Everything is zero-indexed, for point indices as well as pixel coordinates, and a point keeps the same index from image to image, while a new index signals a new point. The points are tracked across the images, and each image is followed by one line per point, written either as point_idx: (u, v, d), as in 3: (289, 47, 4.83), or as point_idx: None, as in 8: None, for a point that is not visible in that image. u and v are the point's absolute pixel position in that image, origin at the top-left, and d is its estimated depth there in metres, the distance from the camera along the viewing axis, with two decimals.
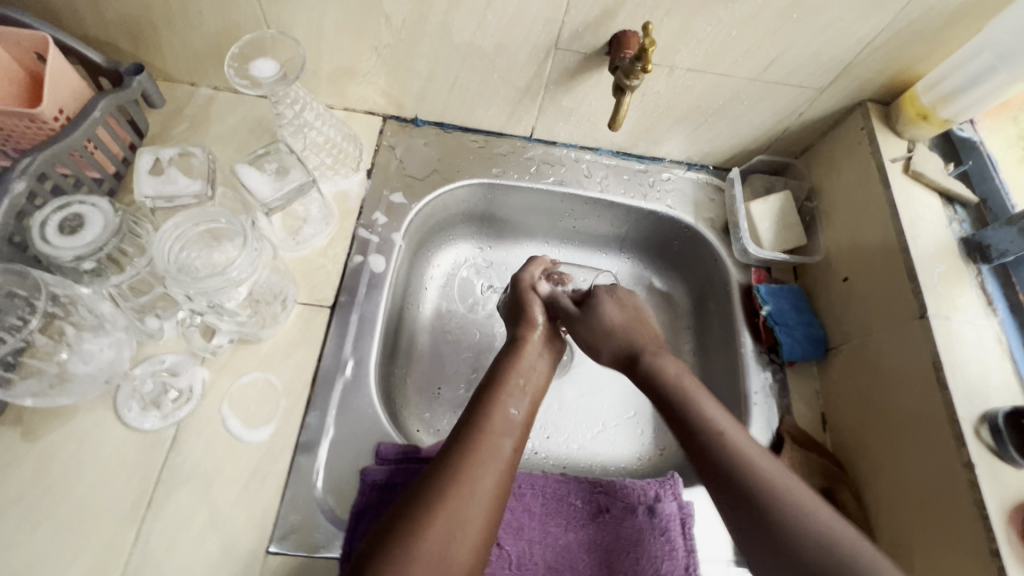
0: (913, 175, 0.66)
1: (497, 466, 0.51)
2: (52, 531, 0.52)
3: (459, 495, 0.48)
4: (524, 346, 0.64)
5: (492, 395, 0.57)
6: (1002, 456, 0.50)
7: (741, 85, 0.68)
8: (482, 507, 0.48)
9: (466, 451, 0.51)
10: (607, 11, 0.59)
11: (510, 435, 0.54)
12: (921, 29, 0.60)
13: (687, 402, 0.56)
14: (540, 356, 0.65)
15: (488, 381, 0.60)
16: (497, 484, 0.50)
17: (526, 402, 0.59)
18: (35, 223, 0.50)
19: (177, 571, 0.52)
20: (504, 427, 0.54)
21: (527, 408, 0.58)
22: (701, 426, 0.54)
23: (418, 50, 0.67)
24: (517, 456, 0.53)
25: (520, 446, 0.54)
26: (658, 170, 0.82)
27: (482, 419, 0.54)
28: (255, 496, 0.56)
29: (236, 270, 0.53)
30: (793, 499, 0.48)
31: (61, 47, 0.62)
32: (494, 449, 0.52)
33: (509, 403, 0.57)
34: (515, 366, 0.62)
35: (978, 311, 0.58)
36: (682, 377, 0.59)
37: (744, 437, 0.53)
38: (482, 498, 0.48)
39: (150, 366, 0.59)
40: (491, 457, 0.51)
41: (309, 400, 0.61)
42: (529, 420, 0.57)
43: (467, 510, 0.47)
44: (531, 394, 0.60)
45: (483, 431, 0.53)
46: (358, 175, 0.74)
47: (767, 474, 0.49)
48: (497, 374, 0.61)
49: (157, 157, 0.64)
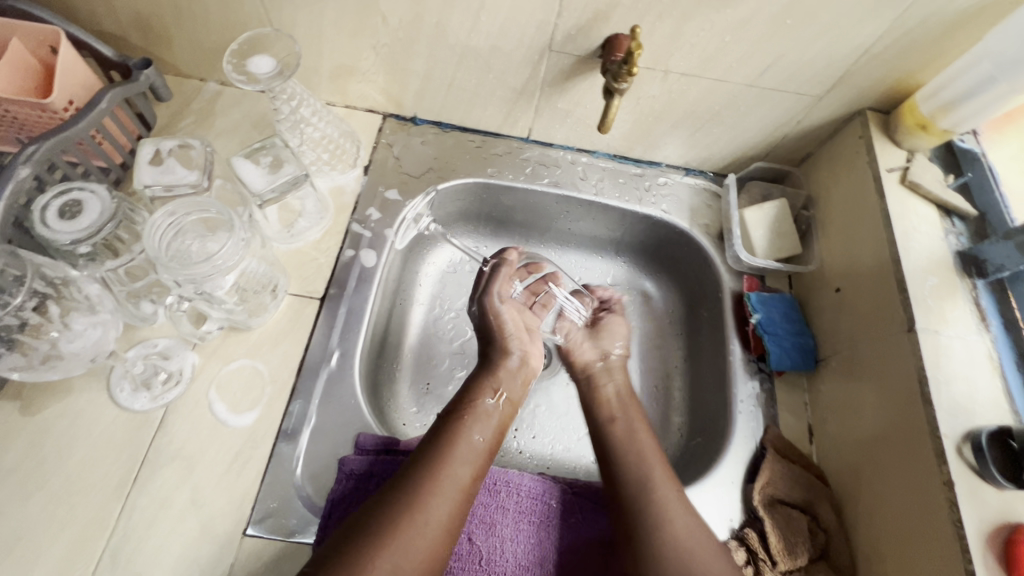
0: (910, 185, 0.65)
1: (454, 495, 0.51)
2: (43, 502, 0.54)
3: (411, 524, 0.48)
4: (495, 372, 0.64)
5: (456, 420, 0.57)
6: (985, 476, 0.49)
7: (737, 90, 0.68)
8: (432, 537, 0.49)
9: (422, 475, 0.51)
10: (599, 14, 0.59)
11: (471, 462, 0.54)
12: (920, 36, 0.58)
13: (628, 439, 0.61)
14: (511, 375, 0.64)
15: (458, 403, 0.60)
16: (452, 510, 0.51)
17: (493, 426, 0.59)
18: (37, 208, 0.53)
19: (156, 547, 0.54)
20: (465, 454, 0.54)
21: (492, 433, 0.58)
22: (631, 464, 0.59)
23: (415, 50, 0.68)
24: (474, 486, 0.53)
25: (478, 473, 0.54)
26: (655, 174, 0.82)
27: (443, 445, 0.55)
28: (236, 478, 0.57)
29: (222, 259, 0.54)
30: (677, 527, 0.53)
31: (76, 41, 0.65)
32: (452, 476, 0.52)
33: (474, 429, 0.57)
34: (483, 387, 0.62)
35: (970, 326, 0.57)
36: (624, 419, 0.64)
37: (667, 480, 0.57)
38: (436, 529, 0.49)
39: (143, 350, 0.61)
40: (448, 485, 0.51)
41: (293, 388, 0.62)
42: (493, 445, 0.58)
43: (418, 539, 0.48)
44: (498, 418, 0.60)
45: (443, 458, 0.53)
46: (355, 171, 0.76)
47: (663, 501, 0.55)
48: (467, 399, 0.60)
49: (158, 148, 0.67)
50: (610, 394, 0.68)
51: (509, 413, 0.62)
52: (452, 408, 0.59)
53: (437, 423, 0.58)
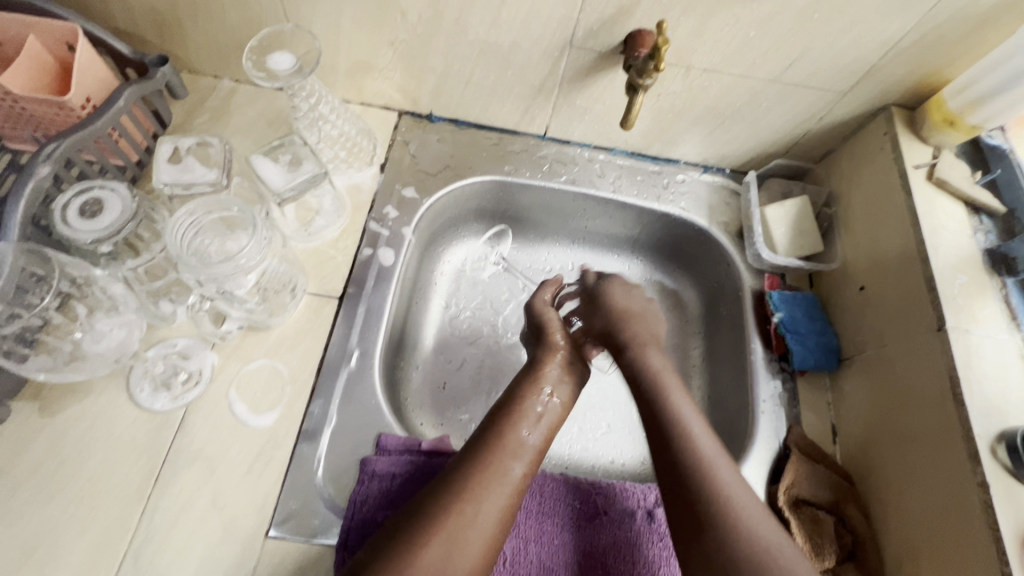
0: (937, 182, 0.64)
1: (504, 493, 0.50)
2: (64, 503, 0.54)
3: (461, 520, 0.47)
4: (541, 374, 0.62)
5: (507, 417, 0.56)
6: (1018, 476, 0.48)
7: (759, 86, 0.67)
8: (484, 534, 0.47)
9: (474, 471, 0.50)
10: (623, 9, 0.59)
11: (522, 460, 0.53)
12: (950, 30, 0.58)
13: (663, 402, 0.56)
14: (559, 374, 0.63)
15: (507, 399, 0.59)
16: (502, 509, 0.49)
17: (543, 426, 0.57)
18: (58, 206, 0.53)
19: (179, 548, 0.53)
20: (516, 450, 0.53)
21: (542, 432, 0.57)
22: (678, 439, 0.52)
23: (433, 46, 0.67)
24: (525, 483, 0.52)
25: (529, 471, 0.53)
26: (673, 172, 0.81)
27: (490, 443, 0.53)
28: (258, 479, 0.57)
29: (244, 258, 0.54)
30: (745, 514, 0.47)
31: (92, 38, 0.65)
32: (502, 472, 0.51)
33: (522, 427, 0.56)
34: (531, 388, 0.61)
35: (1001, 325, 0.56)
36: (663, 378, 0.58)
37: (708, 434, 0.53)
38: (486, 524, 0.48)
39: (163, 349, 0.61)
40: (498, 481, 0.50)
41: (313, 388, 0.62)
42: (542, 445, 0.56)
43: (469, 535, 0.47)
44: (548, 419, 0.58)
45: (491, 455, 0.52)
46: (371, 168, 0.75)
47: (725, 486, 0.48)
48: (513, 398, 0.59)
49: (176, 146, 0.66)
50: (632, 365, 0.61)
51: (560, 415, 0.60)
52: (505, 406, 0.58)
53: (483, 422, 0.57)
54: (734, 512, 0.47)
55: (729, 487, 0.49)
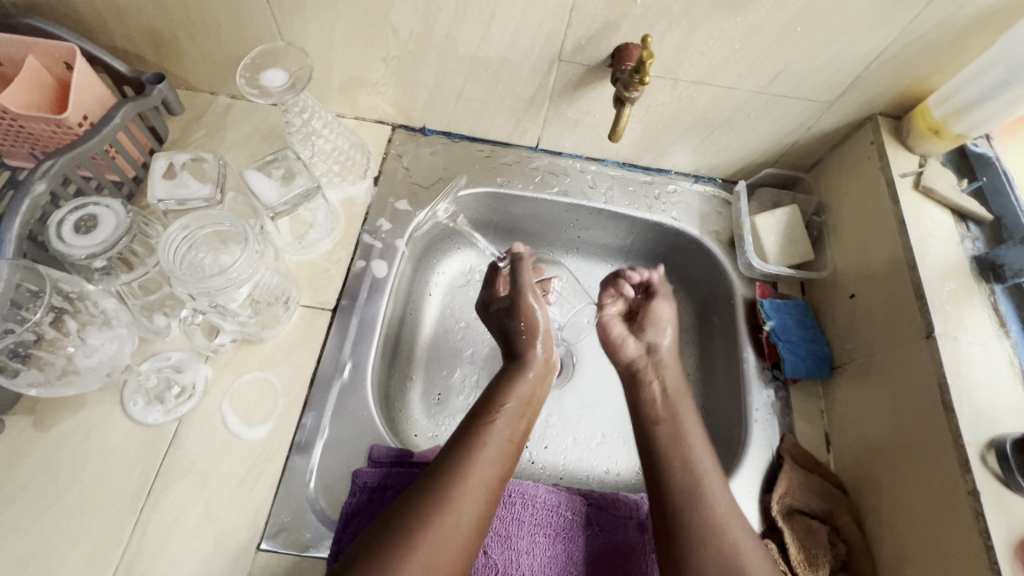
0: (924, 190, 0.65)
1: (480, 494, 0.51)
2: (57, 518, 0.54)
3: (439, 525, 0.47)
4: (523, 369, 0.63)
5: (481, 418, 0.56)
6: (1010, 485, 0.48)
7: (746, 97, 0.68)
8: (460, 536, 0.48)
9: (451, 475, 0.51)
10: (609, 24, 0.60)
11: (499, 462, 0.53)
12: (932, 41, 0.58)
13: (669, 418, 0.62)
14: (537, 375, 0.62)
15: (485, 400, 0.59)
16: (480, 510, 0.50)
17: (515, 419, 0.58)
18: (53, 222, 0.54)
19: (171, 562, 0.53)
20: (492, 452, 0.53)
21: (518, 429, 0.57)
22: (683, 472, 0.57)
23: (425, 62, 0.68)
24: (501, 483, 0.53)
25: (506, 469, 0.54)
26: (664, 182, 0.82)
27: (467, 445, 0.53)
28: (250, 492, 0.57)
29: (237, 271, 0.54)
30: (723, 518, 0.53)
31: (89, 57, 0.66)
32: (481, 475, 0.51)
33: (498, 426, 0.56)
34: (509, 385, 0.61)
35: (990, 332, 0.57)
36: (676, 400, 0.64)
37: (704, 449, 0.59)
38: (465, 527, 0.48)
39: (156, 362, 0.62)
40: (475, 484, 0.51)
41: (306, 400, 0.62)
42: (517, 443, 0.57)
43: (448, 541, 0.47)
44: (523, 417, 0.59)
45: (468, 458, 0.52)
46: (364, 182, 0.77)
47: (713, 503, 0.54)
48: (493, 396, 0.59)
49: (171, 162, 0.67)
50: (656, 393, 0.65)
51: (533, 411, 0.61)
52: (478, 408, 0.58)
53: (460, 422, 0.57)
54: (722, 536, 0.52)
55: (714, 496, 0.55)
